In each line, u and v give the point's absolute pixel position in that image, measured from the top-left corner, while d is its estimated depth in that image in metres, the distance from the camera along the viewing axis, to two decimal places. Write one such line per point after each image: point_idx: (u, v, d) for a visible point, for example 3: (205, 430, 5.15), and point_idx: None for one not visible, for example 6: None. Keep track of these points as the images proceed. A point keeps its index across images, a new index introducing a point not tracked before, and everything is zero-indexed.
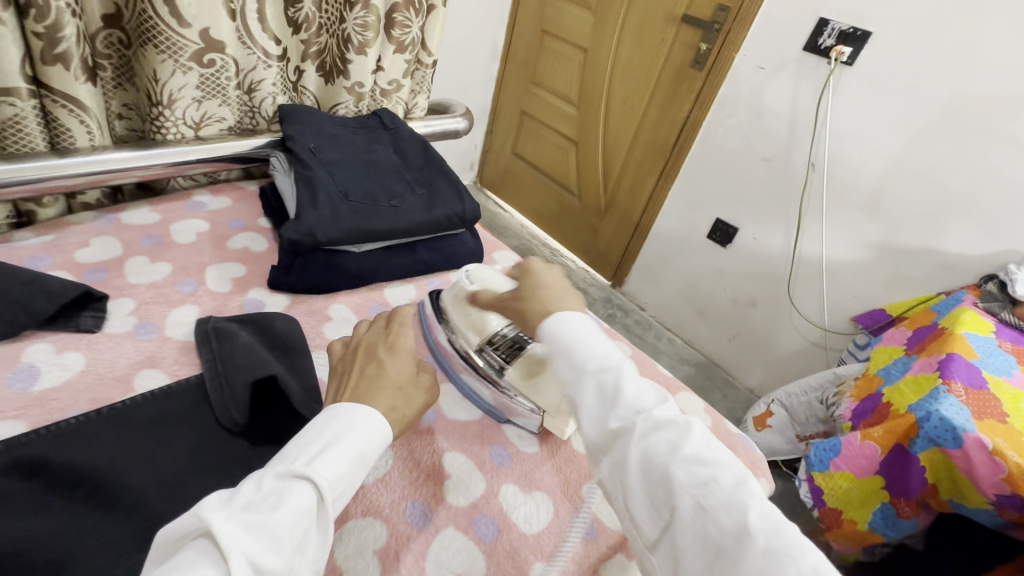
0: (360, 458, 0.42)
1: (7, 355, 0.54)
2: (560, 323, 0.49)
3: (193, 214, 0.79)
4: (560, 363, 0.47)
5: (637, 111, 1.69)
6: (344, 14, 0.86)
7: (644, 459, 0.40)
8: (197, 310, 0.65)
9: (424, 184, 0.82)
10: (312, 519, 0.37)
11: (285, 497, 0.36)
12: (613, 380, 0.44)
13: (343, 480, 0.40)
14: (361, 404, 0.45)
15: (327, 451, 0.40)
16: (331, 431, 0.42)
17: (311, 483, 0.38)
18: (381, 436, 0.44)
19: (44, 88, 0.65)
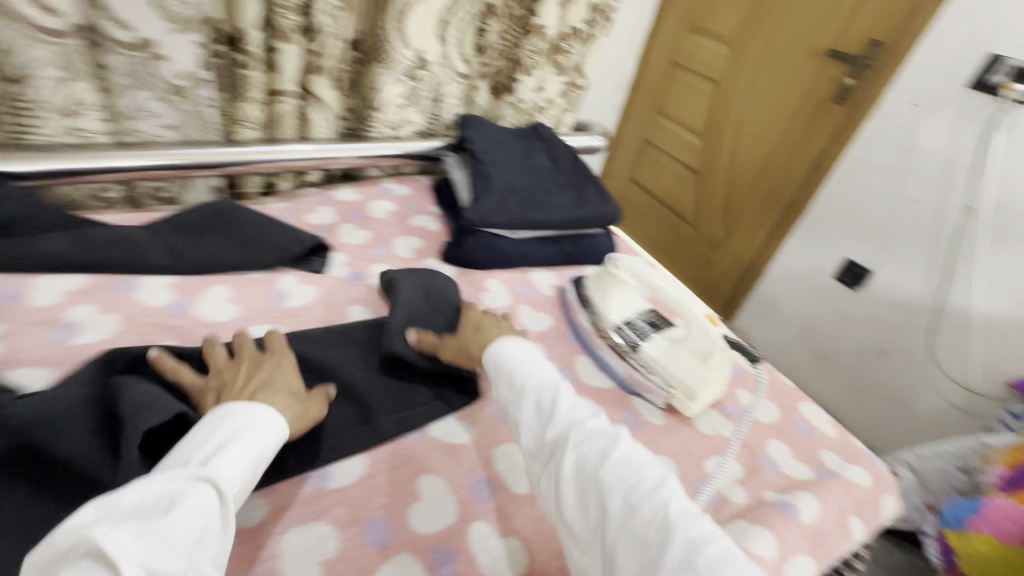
0: (254, 455, 0.43)
1: (268, 280, 0.72)
2: (502, 350, 0.59)
3: (384, 197, 0.97)
4: (501, 384, 0.57)
5: (766, 144, 1.69)
6: (521, 42, 1.01)
7: (577, 464, 0.48)
8: (389, 268, 0.81)
9: (573, 187, 0.94)
10: (213, 519, 0.37)
11: (185, 501, 0.36)
12: (549, 396, 0.54)
13: (240, 478, 0.41)
14: (262, 404, 0.48)
15: (220, 454, 0.41)
16: (223, 435, 0.43)
17: (209, 484, 0.38)
18: (276, 432, 0.46)
19: (305, 91, 0.86)
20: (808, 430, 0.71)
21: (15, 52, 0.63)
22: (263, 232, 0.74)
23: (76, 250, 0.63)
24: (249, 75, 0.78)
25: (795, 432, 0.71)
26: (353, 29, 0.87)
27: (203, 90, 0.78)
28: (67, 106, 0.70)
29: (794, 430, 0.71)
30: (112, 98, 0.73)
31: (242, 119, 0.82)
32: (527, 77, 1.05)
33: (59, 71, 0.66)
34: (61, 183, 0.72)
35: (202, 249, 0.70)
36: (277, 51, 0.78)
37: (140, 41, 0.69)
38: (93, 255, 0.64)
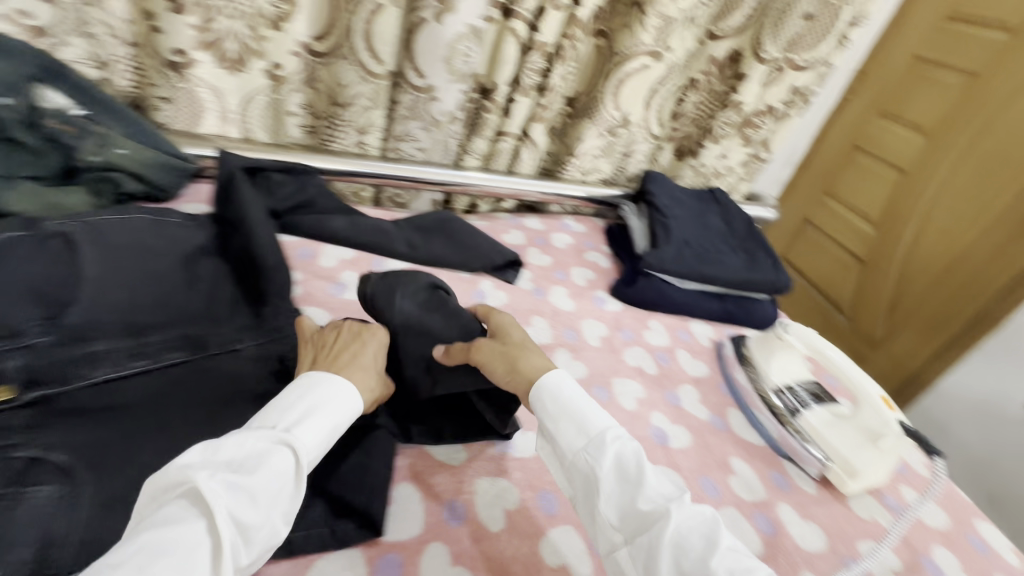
0: (331, 424, 0.48)
1: (472, 280, 0.86)
2: (563, 391, 0.53)
3: (564, 231, 1.10)
4: (566, 429, 0.51)
5: (958, 246, 1.53)
6: (716, 113, 1.09)
7: (675, 547, 0.44)
8: (565, 291, 0.91)
9: (745, 251, 0.98)
10: (288, 480, 0.44)
11: (266, 462, 0.43)
12: (634, 461, 0.49)
13: (315, 446, 0.46)
14: (343, 379, 0.51)
15: (306, 422, 0.47)
16: (307, 401, 0.48)
17: (287, 449, 0.44)
18: (350, 405, 0.50)
19: (524, 135, 1.03)
20: (984, 548, 0.66)
21: (347, 85, 0.89)
22: (474, 241, 0.89)
23: (350, 231, 0.84)
24: (487, 118, 0.97)
25: (966, 546, 0.66)
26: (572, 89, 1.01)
27: (454, 125, 0.96)
28: (363, 126, 0.94)
29: (965, 543, 0.66)
30: (391, 124, 0.96)
31: (472, 151, 1.02)
32: (714, 144, 1.13)
33: (368, 101, 0.91)
34: (342, 180, 0.96)
35: (430, 247, 0.87)
36: (515, 102, 0.96)
37: (425, 84, 0.89)
38: (358, 236, 0.84)
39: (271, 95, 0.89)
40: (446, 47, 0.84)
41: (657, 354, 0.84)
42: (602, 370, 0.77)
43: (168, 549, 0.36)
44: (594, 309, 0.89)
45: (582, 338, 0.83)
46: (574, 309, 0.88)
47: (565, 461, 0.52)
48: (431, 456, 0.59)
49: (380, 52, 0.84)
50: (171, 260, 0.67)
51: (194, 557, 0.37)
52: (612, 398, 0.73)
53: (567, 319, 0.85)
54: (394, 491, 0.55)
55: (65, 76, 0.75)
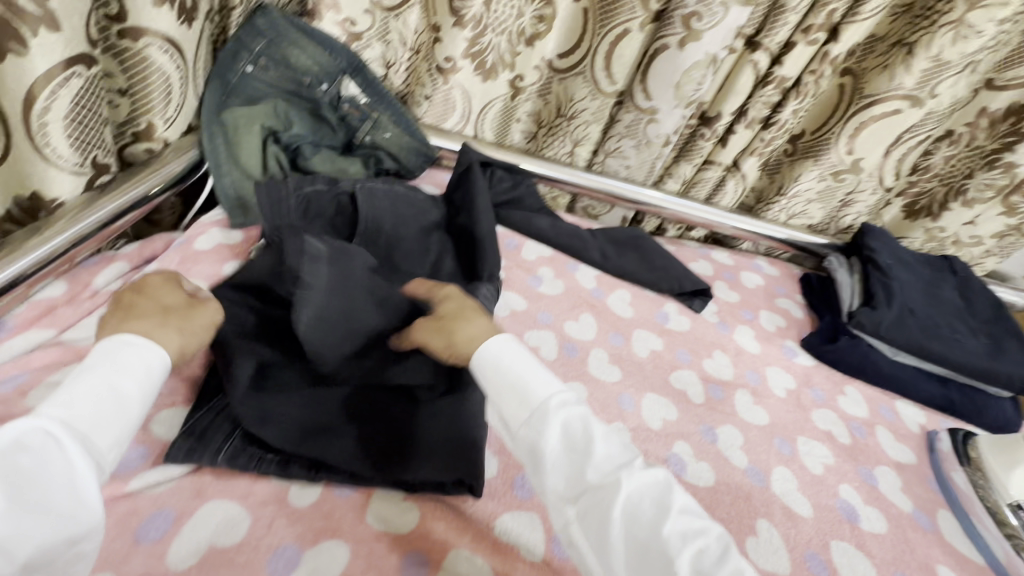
0: (112, 387, 0.41)
1: (658, 300, 0.87)
2: (506, 359, 0.52)
3: (755, 271, 1.04)
4: (510, 400, 0.50)
5: None
6: (976, 172, 0.94)
7: (629, 513, 0.44)
8: (752, 333, 0.87)
9: (989, 337, 0.83)
10: (51, 456, 0.36)
11: (11, 457, 0.35)
12: (578, 428, 0.48)
13: (90, 416, 0.40)
14: (135, 335, 0.45)
15: (69, 398, 0.40)
16: (75, 378, 0.41)
17: (42, 431, 0.37)
18: (145, 358, 0.44)
19: (734, 166, 1.00)
20: None
21: (577, 100, 0.97)
22: (666, 263, 0.90)
23: (554, 231, 0.90)
24: (702, 146, 0.97)
25: None
26: (803, 125, 0.95)
27: (665, 148, 0.97)
28: (579, 138, 1.01)
29: None
30: (604, 139, 1.02)
31: (674, 175, 1.02)
32: (963, 208, 0.98)
33: (591, 116, 0.97)
34: (547, 184, 1.04)
35: (622, 259, 0.90)
36: (733, 133, 0.94)
37: (649, 107, 0.92)
38: (560, 237, 0.89)
39: (507, 103, 1.00)
40: (681, 74, 0.86)
41: (853, 425, 0.76)
42: (787, 423, 0.72)
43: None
44: (782, 359, 0.84)
45: (766, 383, 0.78)
46: (760, 353, 0.83)
47: (509, 431, 0.50)
48: None
49: (615, 73, 0.90)
50: (414, 227, 0.79)
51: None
52: (797, 455, 0.68)
53: (751, 361, 0.81)
54: None
55: (362, 72, 0.91)
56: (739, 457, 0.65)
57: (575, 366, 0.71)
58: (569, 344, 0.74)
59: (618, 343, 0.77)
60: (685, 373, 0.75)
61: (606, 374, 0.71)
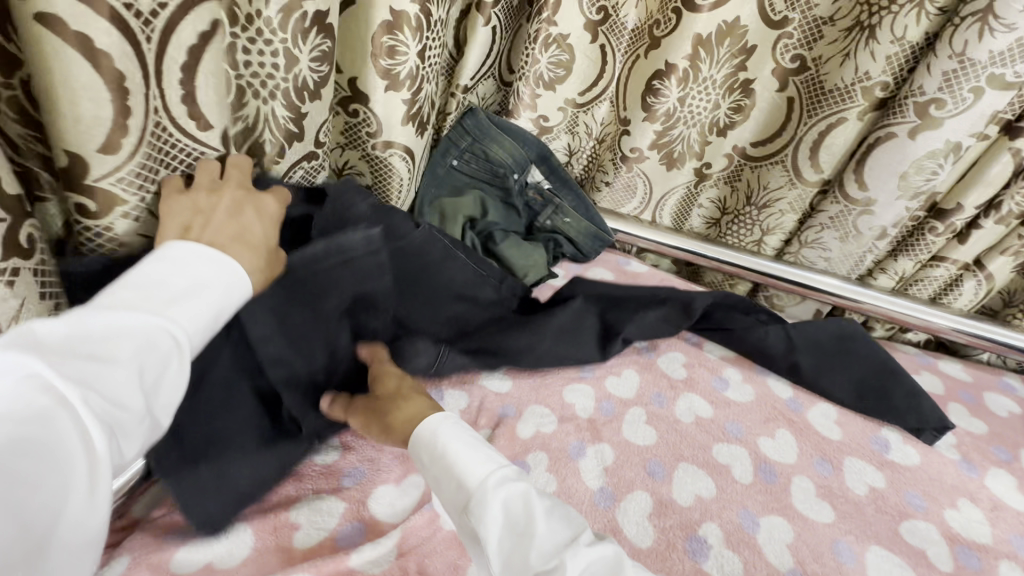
0: (215, 313, 0.46)
1: (872, 423, 0.73)
2: (449, 440, 0.52)
3: (1005, 392, 0.84)
4: (447, 486, 0.51)
5: None
6: None
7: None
8: (1013, 481, 0.68)
9: None
10: (169, 363, 0.42)
11: (141, 349, 0.40)
12: (519, 506, 0.49)
13: (199, 330, 0.45)
14: (211, 249, 0.48)
15: (181, 304, 0.44)
16: (180, 282, 0.45)
17: (165, 331, 0.42)
18: (241, 291, 0.49)
19: (974, 265, 0.84)
20: None
21: (772, 188, 0.90)
22: (884, 388, 0.74)
23: (737, 329, 0.79)
24: (931, 240, 0.84)
25: None
26: None
27: (879, 240, 0.86)
28: (769, 226, 0.94)
29: None
30: (801, 228, 0.93)
31: (889, 270, 0.89)
32: None
33: (787, 206, 0.90)
34: (730, 272, 0.99)
35: (822, 370, 0.76)
36: (978, 227, 0.80)
37: (864, 198, 0.82)
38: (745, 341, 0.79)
39: (689, 189, 0.99)
40: (909, 163, 0.76)
41: None
42: None
43: (22, 451, 0.33)
44: None
45: None
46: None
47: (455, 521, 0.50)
48: None
49: (823, 162, 0.83)
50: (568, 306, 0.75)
51: (67, 451, 0.35)
52: None
53: (1015, 521, 0.64)
54: None
55: (548, 161, 0.99)
56: None
57: (778, 495, 0.63)
58: (765, 465, 0.66)
59: (825, 472, 0.66)
60: (920, 526, 0.62)
61: (815, 513, 0.61)
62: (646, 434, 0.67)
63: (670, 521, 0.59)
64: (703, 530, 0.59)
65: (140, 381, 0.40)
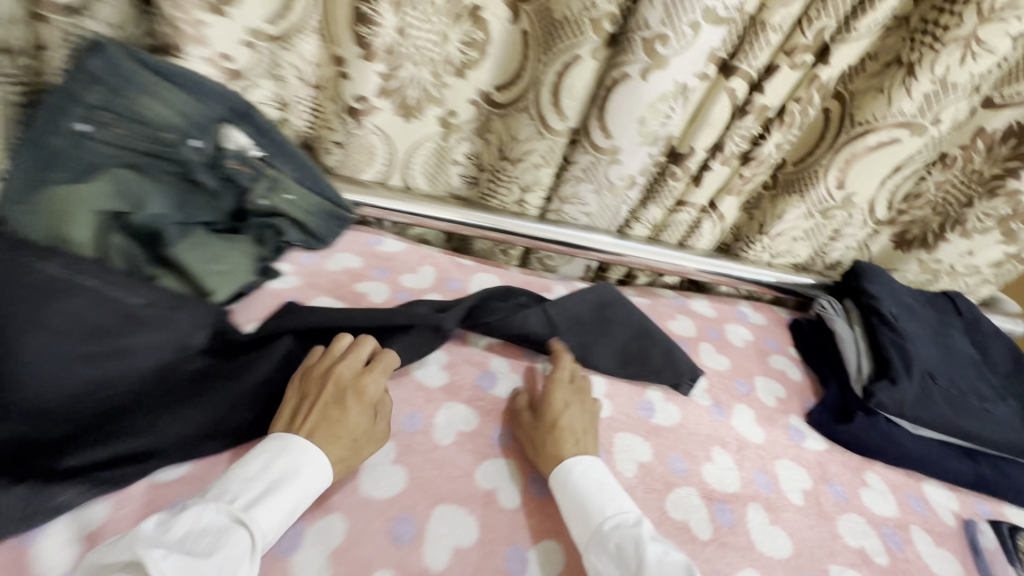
0: (297, 499, 0.46)
1: (637, 388, 0.71)
2: (582, 483, 0.54)
3: (740, 322, 0.91)
4: (574, 520, 0.52)
5: None
6: (976, 201, 0.83)
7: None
8: (752, 414, 0.73)
9: (1015, 398, 0.72)
10: (241, 565, 0.41)
11: (217, 543, 0.41)
12: (633, 549, 0.49)
13: (276, 526, 0.45)
14: (299, 440, 0.50)
15: (265, 499, 0.45)
16: (274, 471, 0.47)
17: (241, 529, 0.43)
18: (327, 477, 0.49)
19: (710, 206, 0.86)
20: None
21: (521, 141, 0.79)
22: (644, 348, 0.72)
23: (496, 318, 0.67)
24: (673, 186, 0.82)
25: None
26: (781, 155, 0.80)
27: (631, 190, 0.82)
28: (528, 184, 0.84)
29: None
30: (559, 183, 0.85)
31: (642, 219, 0.88)
32: (961, 240, 0.87)
33: (540, 158, 0.80)
34: (496, 239, 0.88)
35: (585, 344, 0.70)
36: (709, 170, 0.80)
37: (609, 146, 0.76)
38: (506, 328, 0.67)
39: (440, 144, 0.83)
40: (645, 107, 0.71)
41: (884, 531, 0.63)
42: (812, 548, 0.58)
43: None
44: (790, 446, 0.70)
45: (778, 488, 0.64)
46: (766, 442, 0.69)
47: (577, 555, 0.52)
48: None
49: (567, 108, 0.74)
50: (278, 349, 0.58)
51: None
52: None
53: (756, 457, 0.67)
54: None
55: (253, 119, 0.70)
56: None
57: (549, 512, 0.55)
58: (535, 475, 0.58)
59: None
60: (684, 494, 0.60)
61: None
62: (394, 476, 0.53)
63: None
64: None
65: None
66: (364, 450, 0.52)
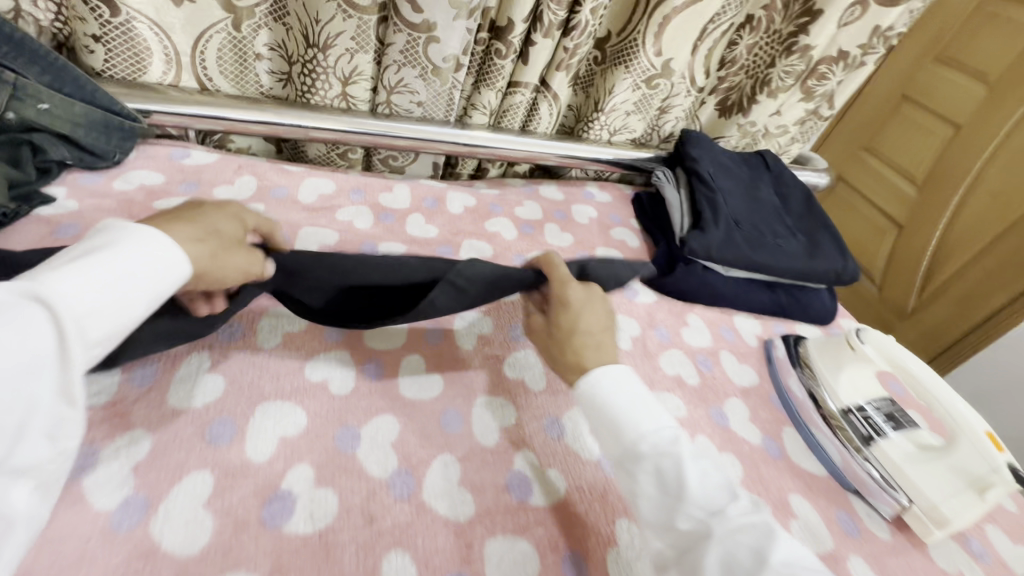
0: (127, 284, 0.38)
1: None
2: (603, 395, 0.48)
3: (586, 202, 0.94)
4: (603, 435, 0.48)
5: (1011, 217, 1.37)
6: (777, 60, 0.89)
7: (725, 563, 0.40)
8: (591, 280, 0.78)
9: (805, 233, 0.83)
10: (48, 343, 0.32)
11: (10, 316, 0.31)
12: (670, 466, 0.44)
13: (94, 311, 0.36)
14: (135, 224, 0.41)
15: (79, 278, 0.35)
16: (88, 256, 0.37)
17: (48, 307, 0.33)
18: (164, 265, 0.40)
19: (543, 85, 0.85)
20: (985, 553, 0.58)
21: (324, 21, 0.70)
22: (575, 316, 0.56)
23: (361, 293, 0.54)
24: (501, 65, 0.79)
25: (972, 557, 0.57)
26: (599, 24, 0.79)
27: (458, 73, 0.78)
28: (347, 74, 0.77)
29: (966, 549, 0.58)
30: (381, 71, 0.78)
31: (478, 105, 0.85)
32: (769, 100, 0.93)
33: (352, 42, 0.73)
34: (325, 142, 0.81)
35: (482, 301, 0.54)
36: (533, 44, 0.78)
37: (422, 22, 0.71)
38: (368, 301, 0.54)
39: (232, 32, 0.72)
40: None
41: (699, 359, 0.72)
42: None
43: None
44: (623, 303, 0.76)
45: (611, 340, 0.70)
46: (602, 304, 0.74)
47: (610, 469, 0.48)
48: (432, 511, 0.47)
49: None
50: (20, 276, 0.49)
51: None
52: None
53: None
54: (382, 563, 0.43)
55: None
56: (591, 448, 0.56)
57: (385, 390, 0.55)
58: (371, 362, 0.57)
59: (434, 340, 0.61)
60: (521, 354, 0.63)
61: (424, 391, 0.56)
62: (210, 386, 0.50)
63: (237, 494, 0.44)
64: (288, 481, 0.45)
65: (11, 355, 0.30)
66: (231, 258, 0.47)
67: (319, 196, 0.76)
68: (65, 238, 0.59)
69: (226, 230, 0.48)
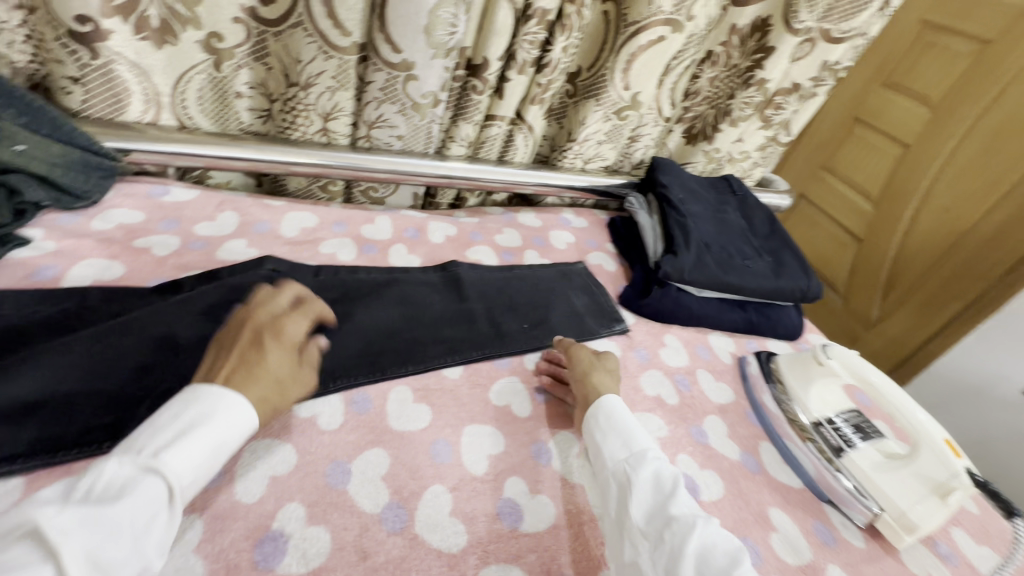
0: (217, 440, 0.41)
1: None
2: (621, 411, 0.56)
3: (564, 227, 0.97)
4: (612, 441, 0.54)
5: (953, 229, 1.44)
6: (736, 91, 0.95)
7: (702, 555, 0.43)
8: None
9: (770, 254, 0.87)
10: (159, 509, 0.36)
11: (133, 496, 0.35)
12: (668, 474, 0.50)
13: (191, 471, 0.39)
14: (208, 381, 0.42)
15: (179, 445, 0.39)
16: (189, 417, 0.40)
17: (158, 481, 0.37)
18: (246, 424, 0.43)
19: (518, 117, 0.88)
20: (951, 556, 0.61)
21: (305, 62, 0.73)
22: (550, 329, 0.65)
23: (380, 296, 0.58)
24: (478, 99, 0.82)
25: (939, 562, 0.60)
26: (569, 59, 0.83)
27: (437, 108, 0.81)
28: (328, 111, 0.78)
29: (934, 553, 0.61)
30: (361, 107, 0.80)
31: (455, 136, 0.87)
32: (731, 128, 0.99)
33: (333, 81, 0.75)
34: (304, 176, 0.82)
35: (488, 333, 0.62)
36: (508, 81, 0.81)
37: (400, 61, 0.73)
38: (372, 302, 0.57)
39: (213, 73, 0.73)
40: (426, 15, 0.69)
41: (677, 378, 0.74)
42: None
43: None
44: None
45: None
46: None
47: (603, 466, 0.53)
48: (425, 543, 0.47)
49: (344, 19, 0.69)
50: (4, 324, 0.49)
51: None
52: None
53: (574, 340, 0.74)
54: None
55: None
56: (579, 472, 0.58)
57: (373, 421, 0.55)
58: (358, 393, 0.57)
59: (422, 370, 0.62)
60: (507, 382, 0.64)
61: (413, 422, 0.56)
62: None
63: (228, 537, 0.43)
64: (279, 520, 0.45)
65: (135, 528, 0.34)
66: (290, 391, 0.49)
67: (301, 229, 0.77)
68: (43, 280, 0.58)
69: (280, 366, 0.47)
